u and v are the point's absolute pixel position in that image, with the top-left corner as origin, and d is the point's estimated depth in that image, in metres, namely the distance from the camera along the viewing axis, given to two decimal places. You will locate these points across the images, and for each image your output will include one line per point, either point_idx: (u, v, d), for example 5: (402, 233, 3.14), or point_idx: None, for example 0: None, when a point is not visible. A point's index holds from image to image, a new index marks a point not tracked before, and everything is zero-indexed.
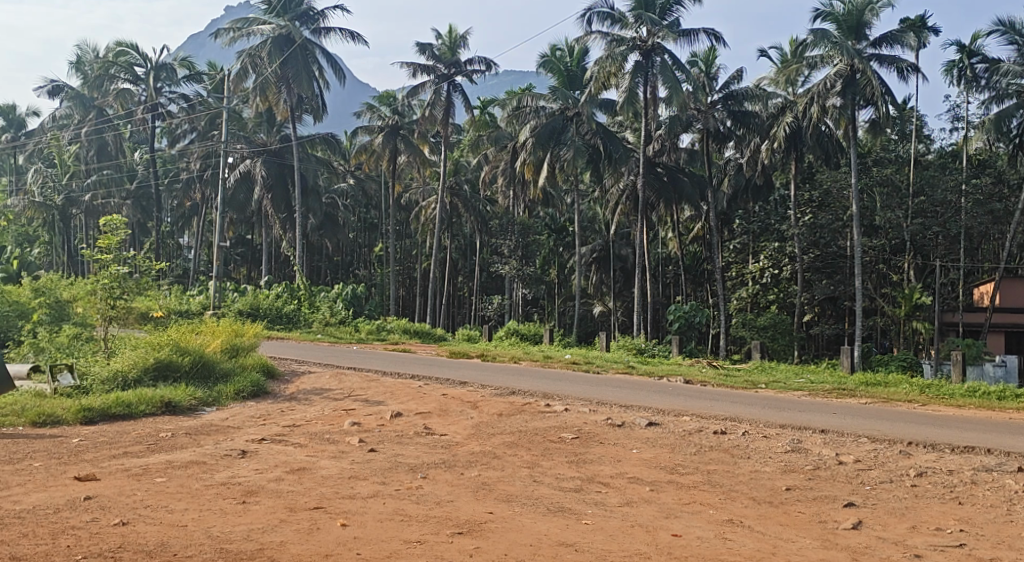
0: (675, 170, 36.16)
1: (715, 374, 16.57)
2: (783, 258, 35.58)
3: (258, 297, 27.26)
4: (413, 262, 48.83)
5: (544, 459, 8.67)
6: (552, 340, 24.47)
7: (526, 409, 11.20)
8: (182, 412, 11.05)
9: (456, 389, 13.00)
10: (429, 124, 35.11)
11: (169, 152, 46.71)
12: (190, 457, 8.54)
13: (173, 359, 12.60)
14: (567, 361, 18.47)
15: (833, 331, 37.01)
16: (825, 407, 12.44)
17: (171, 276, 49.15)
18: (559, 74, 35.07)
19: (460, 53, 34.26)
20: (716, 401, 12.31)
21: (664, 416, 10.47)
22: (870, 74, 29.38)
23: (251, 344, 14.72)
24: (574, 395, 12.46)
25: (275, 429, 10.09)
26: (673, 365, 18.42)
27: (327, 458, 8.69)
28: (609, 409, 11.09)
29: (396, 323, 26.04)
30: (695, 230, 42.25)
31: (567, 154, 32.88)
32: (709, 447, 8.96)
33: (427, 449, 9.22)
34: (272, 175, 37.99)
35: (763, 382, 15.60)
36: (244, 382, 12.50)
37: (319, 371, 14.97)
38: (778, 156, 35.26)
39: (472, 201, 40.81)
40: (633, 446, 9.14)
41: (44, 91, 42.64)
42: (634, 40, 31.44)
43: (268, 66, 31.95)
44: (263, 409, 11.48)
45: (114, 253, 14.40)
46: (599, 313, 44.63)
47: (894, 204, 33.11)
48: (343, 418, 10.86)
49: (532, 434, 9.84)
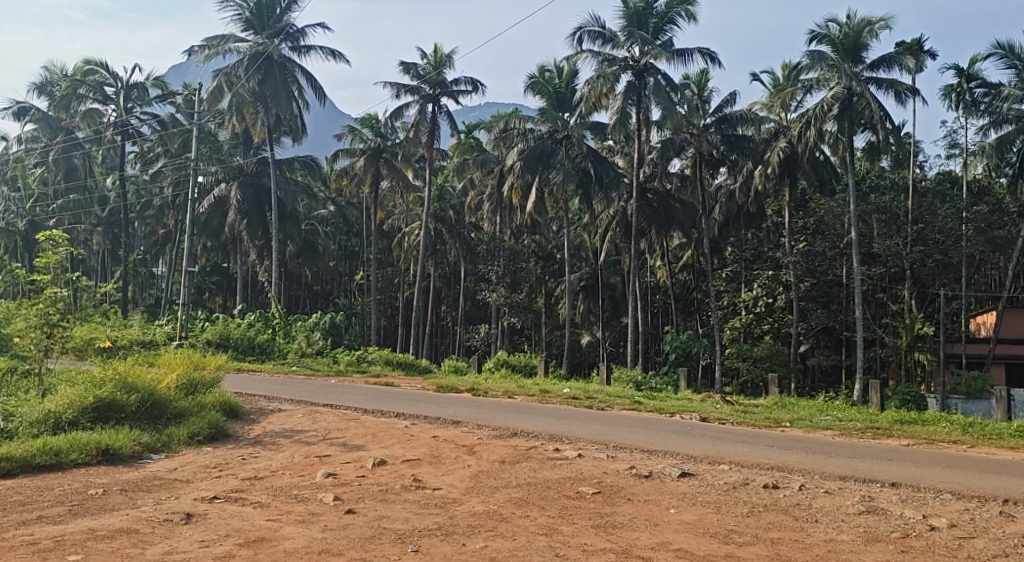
0: (667, 196, 34.68)
1: (732, 411, 14.91)
2: (778, 287, 34.77)
3: (229, 325, 25.52)
4: (395, 290, 47.11)
5: (564, 523, 7.06)
6: (546, 372, 22.85)
7: (532, 456, 9.52)
8: (122, 462, 9.43)
9: (448, 430, 11.32)
10: (412, 147, 33.67)
11: (143, 176, 45.08)
12: (119, 525, 6.96)
13: (116, 397, 10.93)
14: (565, 396, 16.82)
15: (831, 363, 35.42)
16: (872, 451, 10.79)
17: (143, 305, 47.35)
18: (548, 96, 33.62)
19: (445, 73, 32.44)
20: (749, 444, 10.63)
21: (698, 464, 8.80)
22: (869, 97, 28.18)
23: (212, 378, 13.02)
24: (584, 437, 10.75)
25: (231, 483, 8.47)
26: (682, 400, 16.74)
27: (292, 524, 7.09)
28: (629, 455, 9.43)
29: (377, 353, 24.31)
30: (685, 258, 40.69)
31: (556, 178, 31.30)
32: (763, 506, 7.33)
33: (417, 509, 7.57)
34: (249, 200, 36.38)
35: (787, 420, 13.98)
36: (200, 424, 10.82)
37: (290, 409, 13.27)
38: (772, 182, 33.77)
39: (457, 227, 39.70)
40: (670, 503, 7.50)
41: (9, 112, 40.79)
42: (626, 60, 29.92)
43: (245, 84, 30.29)
44: (219, 456, 9.84)
45: (53, 275, 12.75)
46: (587, 343, 43.01)
47: (893, 232, 31.60)
48: (315, 467, 9.20)
49: (543, 488, 8.17)
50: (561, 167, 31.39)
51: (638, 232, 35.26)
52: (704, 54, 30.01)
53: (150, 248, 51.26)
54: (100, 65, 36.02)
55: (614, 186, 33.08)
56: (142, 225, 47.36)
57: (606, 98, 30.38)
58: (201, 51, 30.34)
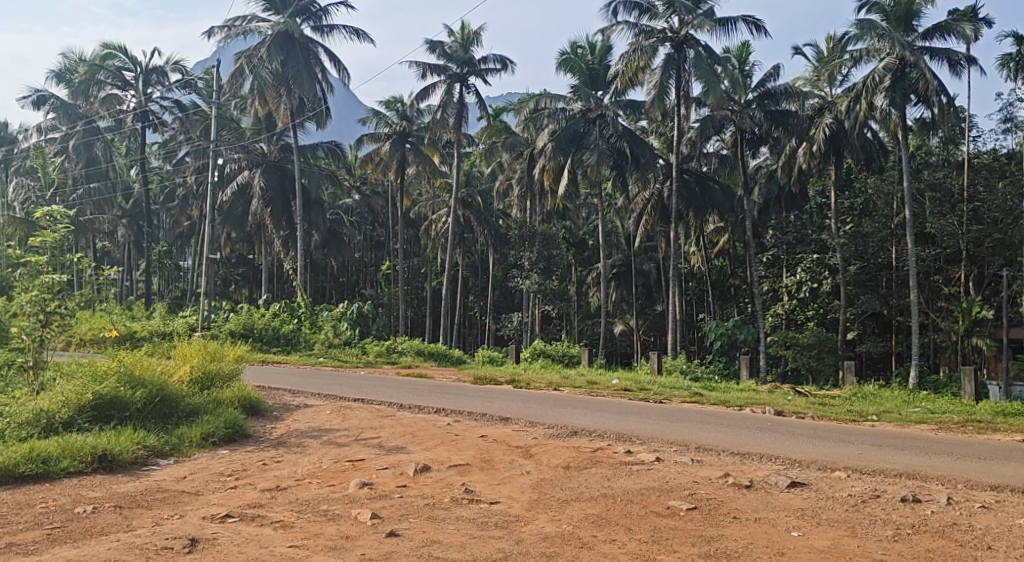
0: (706, 177, 32.87)
1: (807, 403, 13.40)
2: (824, 271, 32.98)
3: (254, 315, 24.26)
4: (422, 281, 45.73)
5: (662, 552, 5.92)
6: (589, 361, 21.37)
7: (601, 460, 8.05)
8: (121, 470, 8.12)
9: (499, 428, 9.88)
10: (439, 130, 32.16)
11: (166, 167, 44.12)
12: (106, 557, 5.91)
13: (119, 393, 9.60)
14: (617, 387, 15.33)
15: (881, 350, 33.56)
16: (991, 447, 9.45)
17: (168, 299, 46.49)
18: (581, 73, 31.75)
19: (473, 50, 30.93)
20: (849, 443, 9.28)
21: (808, 472, 7.38)
22: (924, 66, 26.10)
23: (231, 371, 11.64)
24: (656, 436, 9.30)
25: (248, 495, 7.13)
26: (746, 391, 15.18)
27: (321, 552, 6.03)
28: (718, 458, 8.00)
29: (407, 343, 22.87)
30: (722, 243, 38.99)
31: (590, 159, 29.62)
32: (909, 527, 6.24)
33: (474, 532, 6.31)
34: (273, 188, 34.66)
35: (875, 413, 12.48)
36: (214, 423, 9.44)
37: (318, 405, 11.86)
38: (817, 161, 31.84)
39: (485, 214, 38.30)
40: (790, 523, 6.28)
41: (28, 102, 39.83)
42: (664, 32, 28.43)
43: (267, 65, 28.90)
44: (237, 460, 8.50)
45: (49, 256, 11.47)
46: (621, 332, 41.45)
47: (947, 211, 29.53)
48: (348, 474, 7.83)
49: (624, 499, 6.76)
50: (595, 147, 29.71)
51: (675, 215, 33.57)
52: (749, 23, 28.32)
53: (173, 241, 50.22)
54: (119, 49, 34.77)
55: (652, 167, 30.72)
56: (167, 217, 46.48)
57: (644, 72, 28.69)
58: (222, 31, 28.95)
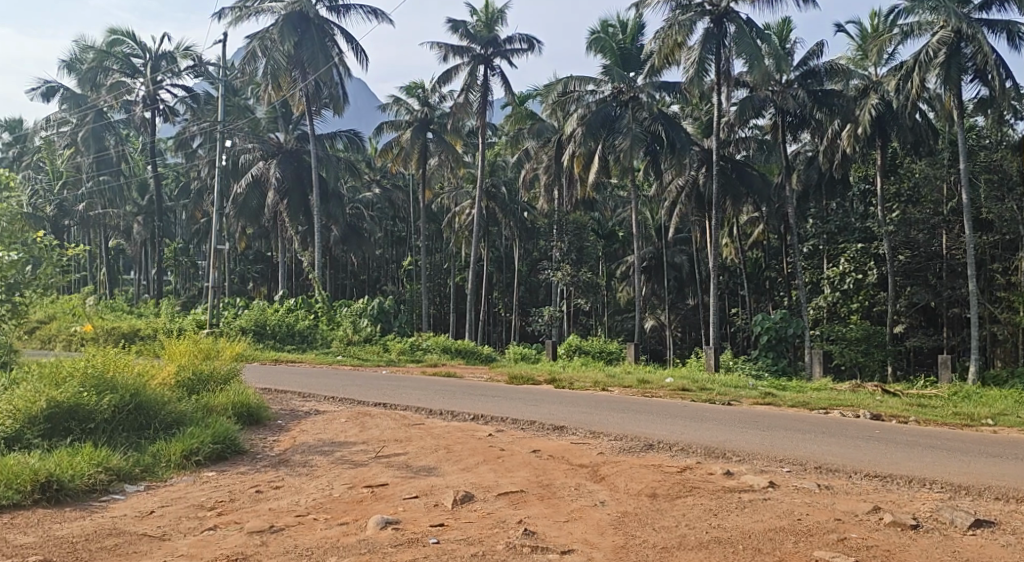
0: (743, 163, 30.48)
1: (901, 404, 11.48)
2: (870, 261, 30.54)
3: (268, 312, 22.59)
4: (445, 278, 43.92)
5: None
6: (634, 359, 19.39)
7: (699, 487, 6.56)
8: (72, 503, 6.92)
9: (550, 438, 8.22)
10: (462, 116, 30.24)
11: (180, 160, 42.52)
12: None
13: (81, 400, 8.21)
14: (673, 386, 13.48)
15: (933, 343, 31.20)
16: None
17: (185, 297, 44.96)
18: (612, 54, 29.51)
19: (497, 30, 28.96)
20: (992, 451, 7.94)
21: (986, 504, 6.40)
22: (982, 39, 23.07)
23: (228, 371, 10.05)
24: (747, 444, 7.82)
25: (229, 542, 5.96)
26: (823, 390, 13.23)
27: None
28: (849, 483, 6.79)
29: (434, 340, 21.08)
30: (757, 234, 36.84)
31: (622, 144, 27.34)
32: None
33: None
34: (290, 178, 32.88)
35: (988, 415, 10.57)
36: (199, 437, 7.98)
37: (332, 410, 10.11)
38: (862, 144, 29.24)
39: (510, 205, 36.26)
40: None
41: (38, 95, 38.29)
42: (702, 4, 26.12)
43: (280, 47, 26.85)
44: (226, 485, 7.08)
45: None
46: (653, 328, 39.43)
47: (1005, 196, 26.73)
48: (366, 507, 6.36)
49: (751, 547, 5.72)
50: (628, 131, 27.45)
51: (711, 203, 31.34)
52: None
53: (190, 237, 48.63)
54: (127, 34, 32.57)
55: (687, 152, 28.59)
56: (184, 213, 44.94)
57: (680, 51, 26.56)
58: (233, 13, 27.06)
